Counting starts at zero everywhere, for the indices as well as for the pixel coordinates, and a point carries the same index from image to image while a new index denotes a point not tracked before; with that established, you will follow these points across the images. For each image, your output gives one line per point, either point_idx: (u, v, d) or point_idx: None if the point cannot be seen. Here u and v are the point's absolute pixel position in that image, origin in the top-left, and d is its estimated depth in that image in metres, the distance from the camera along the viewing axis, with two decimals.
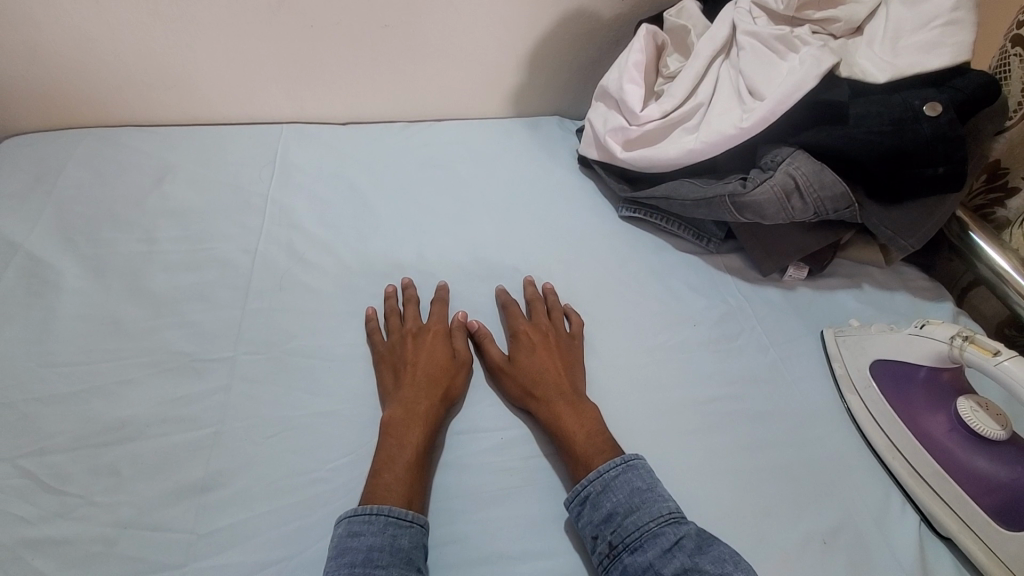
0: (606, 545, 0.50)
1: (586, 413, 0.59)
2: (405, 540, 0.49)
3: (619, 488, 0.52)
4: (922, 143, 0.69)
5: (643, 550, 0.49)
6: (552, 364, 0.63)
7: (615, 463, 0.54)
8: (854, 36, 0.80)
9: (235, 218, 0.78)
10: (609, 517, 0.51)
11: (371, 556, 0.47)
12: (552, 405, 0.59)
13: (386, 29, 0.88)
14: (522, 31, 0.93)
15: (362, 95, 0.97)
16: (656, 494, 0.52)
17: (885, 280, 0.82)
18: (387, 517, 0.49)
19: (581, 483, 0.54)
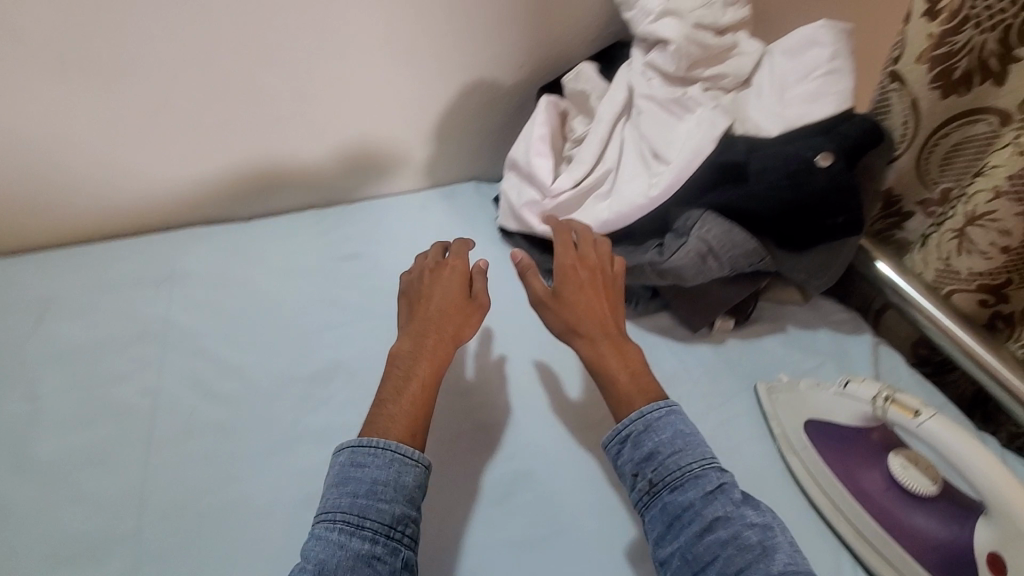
0: (646, 483, 0.58)
1: (625, 352, 0.66)
2: (408, 478, 0.56)
3: (662, 432, 0.59)
4: (821, 194, 0.71)
5: (684, 489, 0.56)
6: (600, 302, 0.68)
7: (659, 406, 0.60)
8: (744, 88, 0.82)
9: (131, 353, 0.71)
10: (650, 455, 0.58)
11: (374, 488, 0.54)
12: (596, 343, 0.66)
13: (278, 123, 0.84)
14: (424, 105, 0.91)
15: (266, 190, 0.92)
16: (697, 440, 0.59)
17: (806, 317, 0.84)
18: (394, 454, 0.56)
19: (624, 423, 0.60)
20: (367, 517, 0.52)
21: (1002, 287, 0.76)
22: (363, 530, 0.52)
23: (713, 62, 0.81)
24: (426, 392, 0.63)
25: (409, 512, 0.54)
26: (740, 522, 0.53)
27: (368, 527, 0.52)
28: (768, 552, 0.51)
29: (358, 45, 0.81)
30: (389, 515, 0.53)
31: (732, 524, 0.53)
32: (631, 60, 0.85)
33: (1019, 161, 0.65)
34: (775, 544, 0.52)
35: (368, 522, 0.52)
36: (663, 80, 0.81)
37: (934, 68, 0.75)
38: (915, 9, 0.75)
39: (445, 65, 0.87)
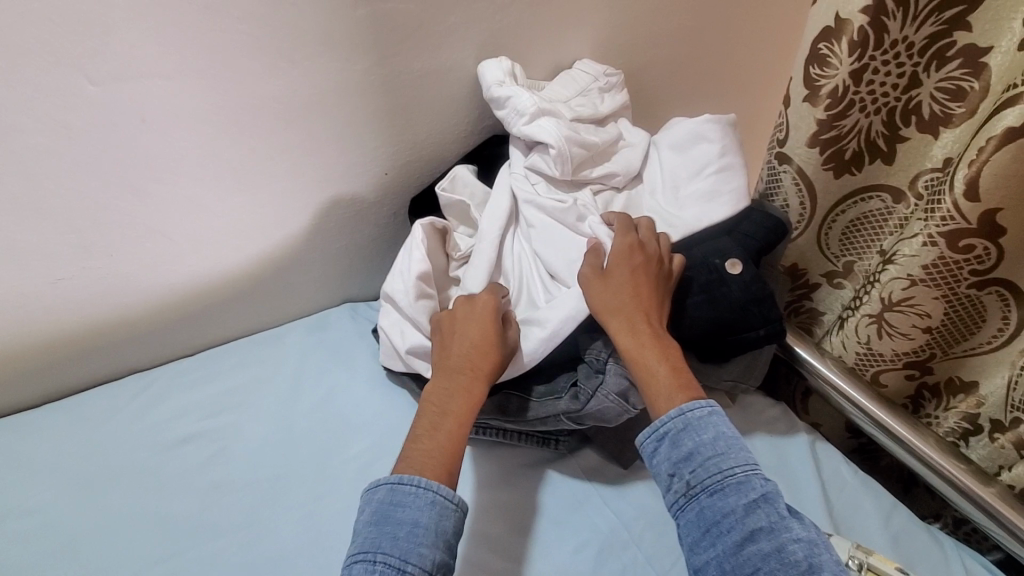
0: (682, 484, 0.52)
1: (672, 354, 0.58)
2: (449, 523, 0.52)
3: (703, 431, 0.53)
4: (739, 309, 0.64)
5: (724, 495, 0.50)
6: (648, 291, 0.60)
7: (703, 405, 0.55)
8: (636, 184, 0.75)
9: None
10: (690, 456, 0.52)
11: (415, 531, 0.50)
12: (639, 336, 0.58)
13: (61, 282, 0.65)
14: (269, 234, 0.75)
15: (61, 363, 0.71)
16: (741, 443, 0.53)
17: (742, 423, 0.76)
18: (435, 493, 0.52)
19: (662, 419, 0.55)
20: (409, 563, 0.49)
21: (926, 362, 0.73)
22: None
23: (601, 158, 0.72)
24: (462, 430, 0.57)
25: (448, 561, 0.51)
26: (787, 535, 0.47)
27: (410, 574, 0.48)
28: (815, 571, 0.45)
29: (165, 178, 0.64)
30: (430, 562, 0.49)
31: (777, 536, 0.47)
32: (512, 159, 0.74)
33: (930, 251, 0.62)
34: (827, 564, 0.46)
35: (410, 569, 0.48)
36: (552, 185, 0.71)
37: (825, 150, 0.71)
38: (794, 93, 0.71)
39: (290, 183, 0.72)
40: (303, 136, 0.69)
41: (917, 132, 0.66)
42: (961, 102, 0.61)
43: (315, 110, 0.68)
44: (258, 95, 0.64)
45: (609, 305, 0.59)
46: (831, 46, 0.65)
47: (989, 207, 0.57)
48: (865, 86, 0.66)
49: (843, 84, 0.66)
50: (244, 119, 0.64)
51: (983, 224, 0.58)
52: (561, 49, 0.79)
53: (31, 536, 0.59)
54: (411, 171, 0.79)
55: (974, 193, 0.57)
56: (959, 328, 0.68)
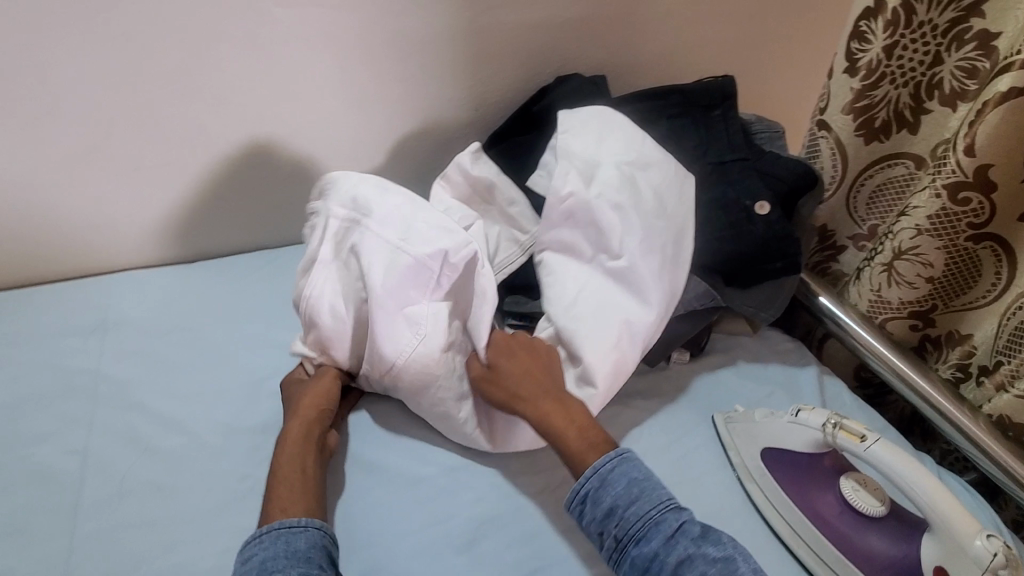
0: (612, 539, 0.57)
1: (574, 413, 0.63)
2: (300, 543, 0.52)
3: (616, 483, 0.58)
4: (759, 243, 0.76)
5: (647, 540, 0.55)
6: (540, 370, 0.66)
7: (612, 456, 0.60)
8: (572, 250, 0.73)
9: (58, 405, 0.66)
10: (610, 511, 0.57)
11: (265, 564, 0.50)
12: (539, 408, 0.63)
13: (223, 161, 0.81)
14: (379, 147, 0.89)
15: (201, 229, 0.87)
16: (652, 483, 0.59)
17: (756, 349, 0.87)
18: (278, 530, 0.53)
19: (580, 483, 0.60)
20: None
21: (928, 313, 0.82)
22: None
23: (328, 313, 0.67)
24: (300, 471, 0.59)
25: (310, 570, 0.50)
26: (703, 562, 0.53)
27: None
28: None
29: (307, 89, 0.80)
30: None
31: (697, 566, 0.53)
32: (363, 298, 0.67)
33: (935, 202, 0.72)
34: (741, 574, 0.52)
35: None
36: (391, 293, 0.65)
37: (858, 118, 0.82)
38: (836, 66, 0.82)
39: (397, 107, 0.86)
40: (414, 70, 0.84)
41: (938, 105, 0.77)
42: (975, 79, 0.72)
43: (424, 47, 0.82)
44: (395, 29, 0.79)
45: (505, 383, 0.65)
46: (870, 23, 0.77)
47: (983, 162, 0.67)
48: (896, 61, 0.76)
49: (877, 57, 0.77)
50: (371, 47, 0.80)
51: (979, 177, 0.69)
52: (634, 18, 0.92)
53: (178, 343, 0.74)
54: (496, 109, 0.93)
55: (972, 149, 0.67)
56: (959, 282, 0.78)
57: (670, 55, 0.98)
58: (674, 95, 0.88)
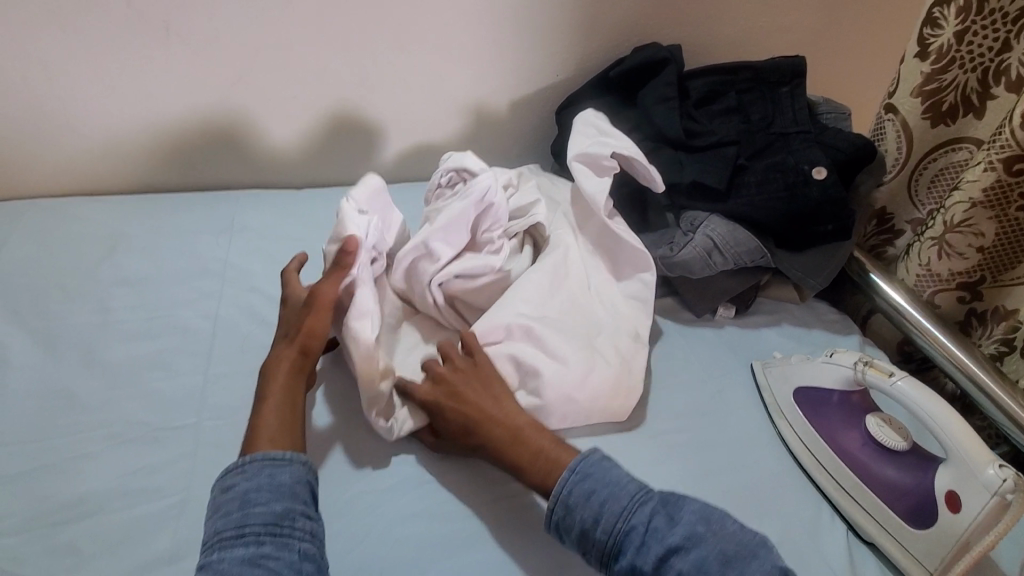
0: (594, 558, 0.53)
1: (533, 439, 0.60)
2: (285, 476, 0.51)
3: (577, 501, 0.54)
4: (814, 205, 0.81)
5: (623, 553, 0.52)
6: (488, 401, 0.62)
7: (567, 475, 0.56)
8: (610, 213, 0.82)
9: (191, 284, 0.79)
10: (583, 532, 0.54)
11: (247, 498, 0.49)
12: (495, 438, 0.60)
13: (340, 101, 0.93)
14: (468, 102, 1.00)
15: (311, 161, 0.99)
16: (613, 491, 0.54)
17: (803, 316, 0.90)
18: (261, 462, 0.52)
19: (546, 512, 0.56)
20: (247, 525, 0.48)
21: (978, 285, 0.85)
22: (244, 539, 0.47)
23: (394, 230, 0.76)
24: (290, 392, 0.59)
25: (295, 507, 0.50)
26: (678, 565, 0.50)
27: (250, 534, 0.47)
28: None
29: (417, 42, 0.91)
30: (270, 514, 0.49)
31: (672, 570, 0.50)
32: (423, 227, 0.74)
33: (990, 175, 0.76)
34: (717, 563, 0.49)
35: (245, 532, 0.48)
36: (440, 240, 0.72)
37: (926, 101, 0.85)
38: (909, 51, 0.85)
39: (489, 65, 0.96)
40: (508, 34, 0.94)
41: (1005, 90, 0.79)
42: None
43: (520, 13, 0.92)
44: None
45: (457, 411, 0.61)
46: (943, 10, 0.80)
47: None
48: (966, 45, 0.79)
49: (948, 42, 0.80)
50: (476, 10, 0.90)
51: None
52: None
53: (284, 249, 0.86)
54: (575, 78, 1.02)
55: None
56: (1010, 251, 0.81)
57: (743, 39, 1.04)
58: (745, 70, 0.93)
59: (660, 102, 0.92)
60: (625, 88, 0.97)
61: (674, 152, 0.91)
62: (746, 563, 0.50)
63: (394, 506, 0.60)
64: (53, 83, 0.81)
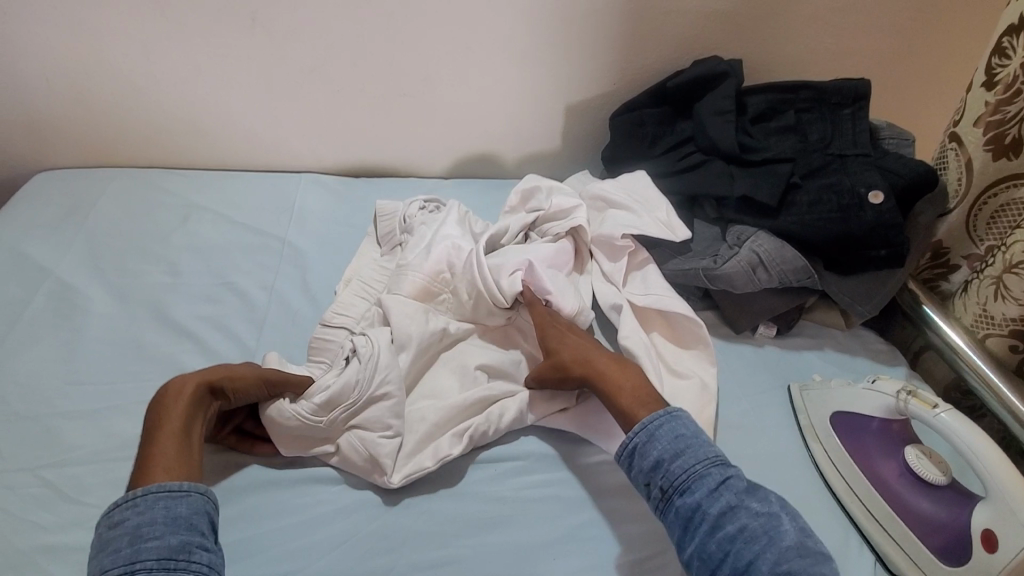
0: (658, 490, 0.57)
1: (626, 370, 0.67)
2: (182, 508, 0.50)
3: (663, 437, 0.59)
4: (867, 228, 0.79)
5: (692, 492, 0.56)
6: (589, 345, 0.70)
7: (660, 413, 0.61)
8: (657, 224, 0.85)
9: (252, 256, 0.84)
10: (657, 463, 0.58)
11: (139, 533, 0.48)
12: (598, 366, 0.67)
13: (403, 97, 0.98)
14: (526, 104, 1.03)
15: (371, 151, 1.04)
16: (699, 442, 0.59)
17: (847, 342, 0.88)
18: (155, 494, 0.50)
19: (628, 435, 0.60)
20: (138, 560, 0.47)
21: None
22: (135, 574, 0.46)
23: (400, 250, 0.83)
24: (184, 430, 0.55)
25: (192, 539, 0.49)
26: (745, 515, 0.54)
27: (141, 570, 0.46)
28: None
29: (481, 45, 0.94)
30: (164, 548, 0.47)
31: (737, 518, 0.53)
32: (446, 226, 0.81)
33: None
34: (783, 532, 0.52)
35: (137, 566, 0.46)
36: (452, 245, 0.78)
37: (988, 132, 0.82)
38: (976, 79, 0.83)
39: (548, 71, 0.99)
40: (571, 40, 0.96)
41: None
42: None
43: (584, 23, 0.95)
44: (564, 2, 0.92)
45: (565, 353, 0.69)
46: (1012, 40, 0.77)
47: None
48: None
49: (1014, 73, 0.77)
50: (540, 17, 0.93)
51: None
52: (781, 17, 0.98)
53: (340, 230, 0.91)
54: (632, 87, 1.03)
55: None
56: None
57: (807, 59, 1.03)
58: (806, 90, 0.93)
59: (717, 115, 0.92)
60: (682, 98, 0.98)
61: (726, 165, 0.91)
62: (814, 555, 0.52)
63: (421, 481, 0.63)
64: (146, 62, 0.88)
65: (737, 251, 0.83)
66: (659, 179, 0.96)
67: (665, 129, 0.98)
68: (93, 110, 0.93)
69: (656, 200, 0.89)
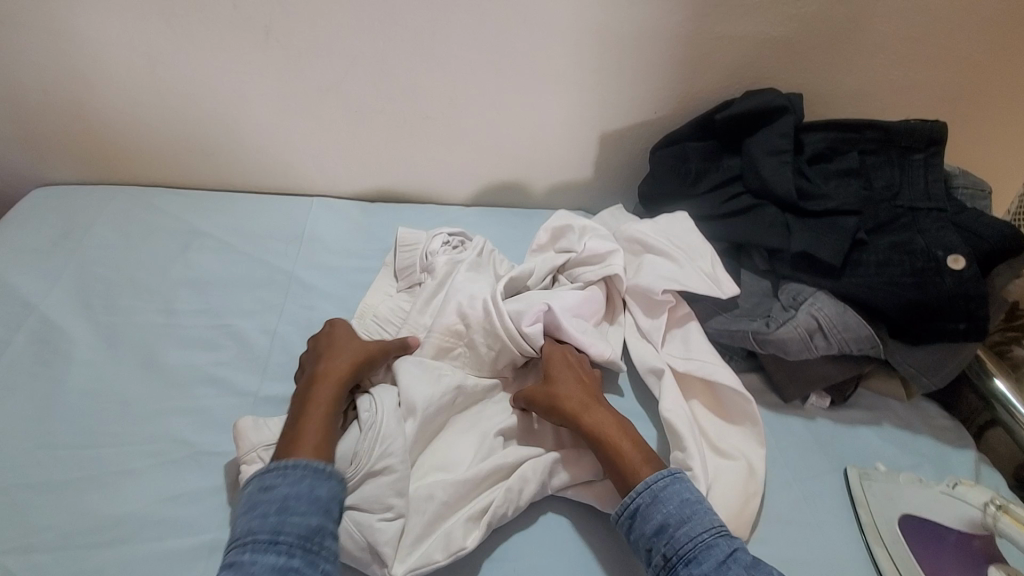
0: (660, 557, 0.53)
1: (624, 423, 0.63)
2: (323, 490, 0.53)
3: (668, 500, 0.55)
4: (946, 298, 0.70)
5: (697, 562, 0.52)
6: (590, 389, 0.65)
7: (664, 473, 0.58)
8: (706, 282, 0.76)
9: (256, 293, 0.77)
10: (661, 528, 0.54)
11: (285, 505, 0.51)
12: (595, 414, 0.62)
13: (427, 120, 0.90)
14: (560, 130, 0.94)
15: (390, 174, 0.97)
16: (705, 509, 0.55)
17: (909, 416, 0.79)
18: (305, 470, 0.53)
19: (630, 495, 0.57)
20: (282, 534, 0.50)
21: None
22: (277, 547, 0.49)
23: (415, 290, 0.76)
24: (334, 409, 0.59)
25: (326, 525, 0.51)
26: None
27: (283, 544, 0.49)
28: None
29: (515, 67, 0.86)
30: (305, 527, 0.50)
31: None
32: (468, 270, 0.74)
33: None
34: None
35: (281, 539, 0.49)
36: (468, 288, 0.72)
37: None
38: None
39: (585, 97, 0.91)
40: (613, 65, 0.87)
41: None
42: None
43: (627, 47, 0.86)
44: (606, 24, 0.83)
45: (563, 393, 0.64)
46: None
47: None
48: None
49: None
50: (581, 38, 0.84)
51: None
52: (845, 45, 0.88)
53: (352, 265, 0.84)
54: (675, 116, 0.94)
55: None
56: None
57: (871, 92, 0.93)
58: (870, 130, 0.83)
59: (771, 154, 0.83)
60: (730, 132, 0.88)
61: (781, 212, 0.82)
62: None
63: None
64: (149, 75, 0.81)
65: (792, 314, 0.74)
66: (702, 223, 0.87)
67: (710, 165, 0.89)
68: (92, 123, 0.86)
69: (701, 249, 0.80)
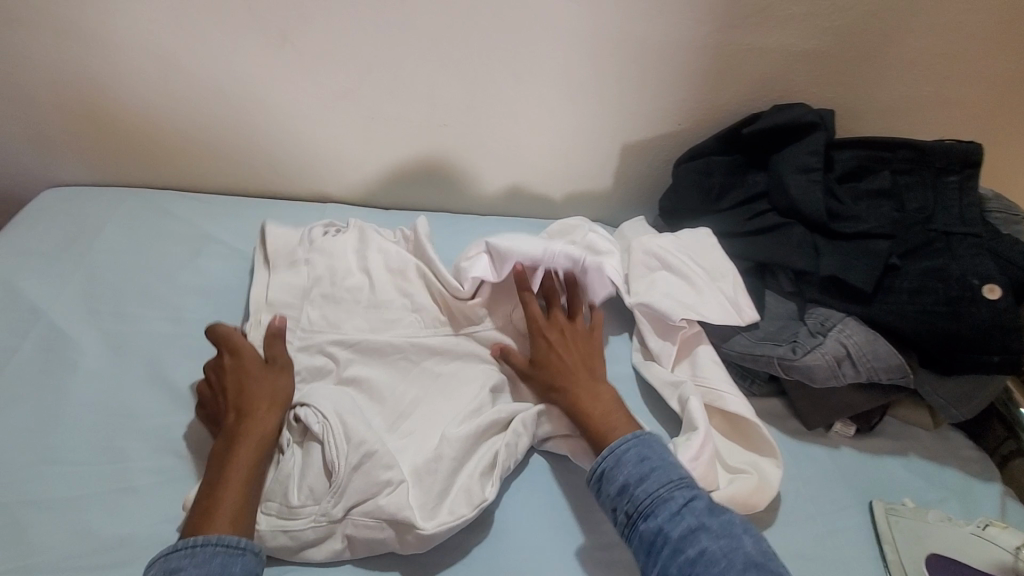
0: (623, 515, 0.55)
1: (603, 401, 0.64)
2: (234, 567, 0.48)
3: (630, 461, 0.57)
4: (982, 329, 0.68)
5: (654, 515, 0.53)
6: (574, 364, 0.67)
7: (628, 438, 0.59)
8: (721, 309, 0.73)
9: None
10: (623, 487, 0.56)
11: None
12: (573, 393, 0.64)
13: (444, 127, 0.88)
14: (580, 140, 0.92)
15: (405, 180, 0.94)
16: (666, 466, 0.56)
17: (936, 447, 0.76)
18: (215, 547, 0.49)
19: (596, 460, 0.59)
20: None
21: None
22: None
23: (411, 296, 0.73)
24: (256, 471, 0.55)
25: None
26: (706, 538, 0.51)
27: None
28: None
29: (536, 76, 0.84)
30: None
31: (698, 541, 0.51)
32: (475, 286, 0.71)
33: None
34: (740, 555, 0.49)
35: None
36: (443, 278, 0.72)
37: None
38: None
39: (607, 107, 0.88)
40: (636, 75, 0.85)
41: None
42: None
43: (652, 58, 0.83)
44: (631, 34, 0.81)
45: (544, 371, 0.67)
46: None
47: None
48: None
49: None
50: (605, 48, 0.82)
51: None
52: (877, 60, 0.85)
53: None
54: (699, 128, 0.92)
55: None
56: None
57: (902, 107, 0.90)
58: (904, 149, 0.80)
59: (800, 172, 0.81)
60: (757, 147, 0.86)
61: (809, 232, 0.79)
62: None
63: None
64: (161, 76, 0.80)
65: (819, 340, 0.72)
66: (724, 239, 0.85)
67: (735, 181, 0.86)
68: (103, 123, 0.84)
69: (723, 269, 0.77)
